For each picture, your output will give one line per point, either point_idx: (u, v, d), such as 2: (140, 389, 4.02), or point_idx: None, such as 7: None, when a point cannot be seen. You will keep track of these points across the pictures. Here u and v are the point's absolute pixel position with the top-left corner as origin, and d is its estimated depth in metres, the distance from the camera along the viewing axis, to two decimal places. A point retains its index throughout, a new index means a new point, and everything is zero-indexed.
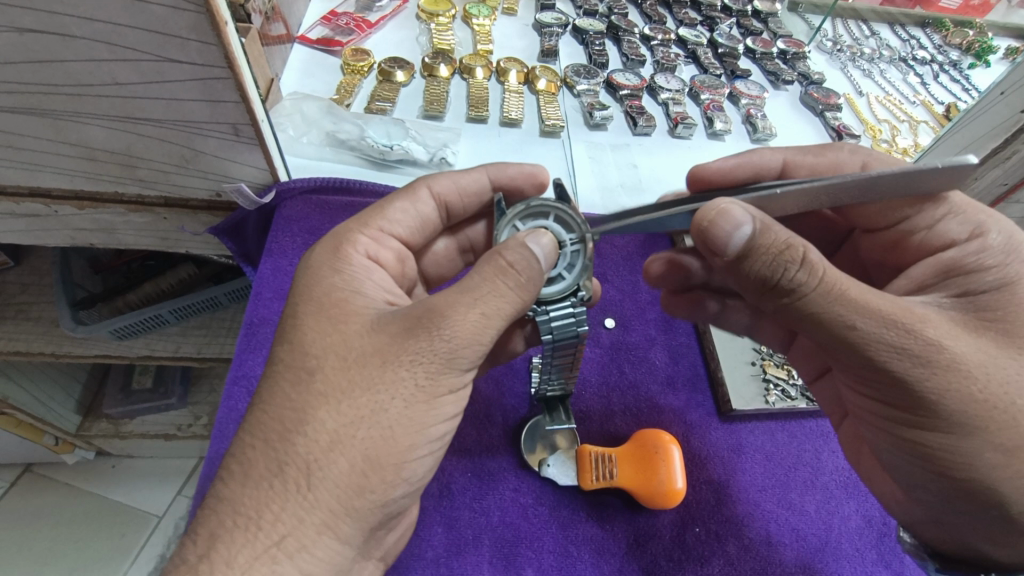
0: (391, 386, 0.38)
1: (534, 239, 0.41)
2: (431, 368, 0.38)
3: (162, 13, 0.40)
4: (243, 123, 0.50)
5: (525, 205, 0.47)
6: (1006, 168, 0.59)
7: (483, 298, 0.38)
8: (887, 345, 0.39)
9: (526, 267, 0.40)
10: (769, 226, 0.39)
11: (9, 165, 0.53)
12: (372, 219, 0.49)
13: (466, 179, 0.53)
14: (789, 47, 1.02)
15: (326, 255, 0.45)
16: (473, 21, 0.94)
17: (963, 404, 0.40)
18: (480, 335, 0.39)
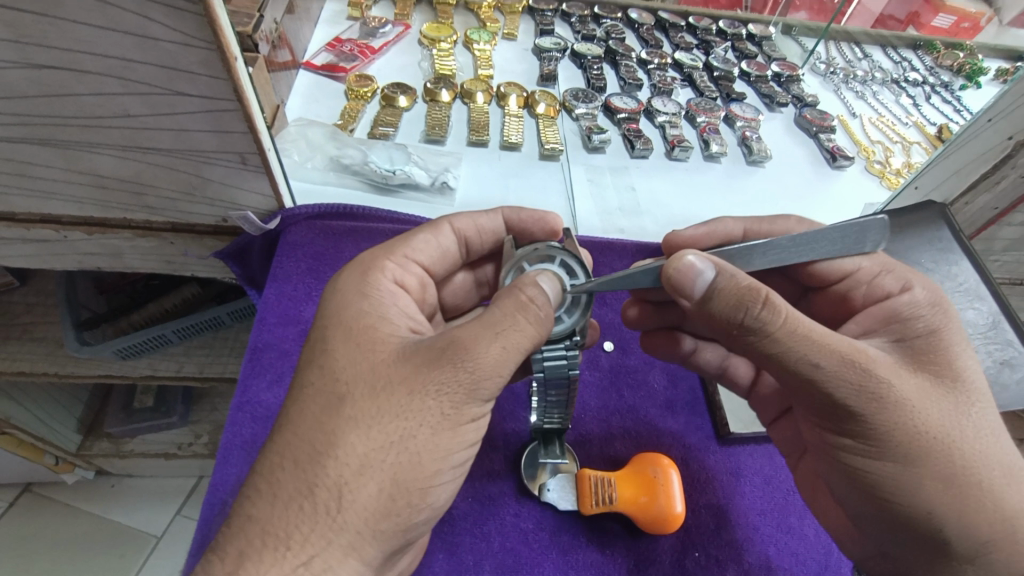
0: (418, 413, 0.38)
1: (545, 278, 0.44)
2: (456, 399, 0.39)
3: (174, 50, 0.42)
4: (250, 152, 0.51)
5: (533, 250, 0.49)
6: (996, 194, 0.61)
7: (506, 332, 0.39)
8: (838, 377, 0.41)
9: (544, 305, 0.42)
10: (735, 277, 0.41)
11: (21, 193, 0.54)
12: (398, 249, 0.50)
13: (484, 218, 0.55)
14: (783, 70, 1.04)
15: (354, 279, 0.46)
16: (474, 47, 0.96)
17: (911, 437, 0.41)
18: (501, 368, 0.39)
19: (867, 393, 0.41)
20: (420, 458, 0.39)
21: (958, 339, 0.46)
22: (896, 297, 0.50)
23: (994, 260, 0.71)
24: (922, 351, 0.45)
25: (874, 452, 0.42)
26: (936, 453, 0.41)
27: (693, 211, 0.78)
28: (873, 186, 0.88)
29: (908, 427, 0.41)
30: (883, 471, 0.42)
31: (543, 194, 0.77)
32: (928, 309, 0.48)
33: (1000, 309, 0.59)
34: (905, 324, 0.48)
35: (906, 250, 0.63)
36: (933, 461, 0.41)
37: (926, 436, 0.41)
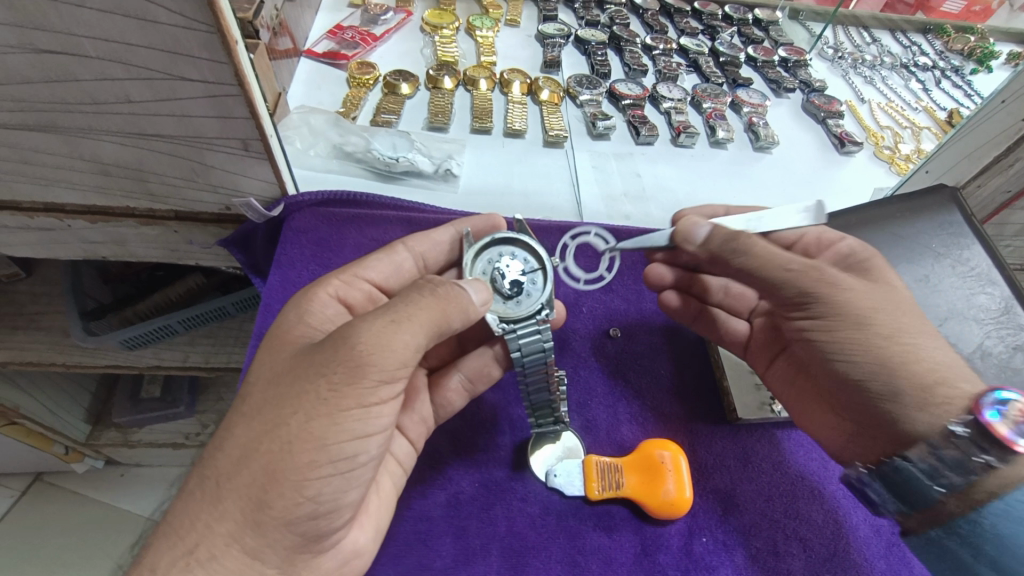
0: (294, 400, 0.38)
1: (471, 286, 0.45)
2: (336, 379, 0.38)
3: (175, 33, 0.41)
4: (253, 138, 0.51)
5: (490, 238, 0.52)
6: (1010, 176, 0.61)
7: (397, 307, 0.40)
8: (804, 276, 0.50)
9: (444, 285, 0.43)
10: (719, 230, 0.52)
11: (24, 180, 0.54)
12: (349, 266, 0.52)
13: (438, 233, 0.55)
14: (790, 55, 1.02)
15: (298, 294, 0.50)
16: (477, 33, 0.95)
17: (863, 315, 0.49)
18: (390, 340, 0.39)
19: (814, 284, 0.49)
20: None
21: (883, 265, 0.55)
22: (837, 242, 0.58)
23: (1004, 245, 0.70)
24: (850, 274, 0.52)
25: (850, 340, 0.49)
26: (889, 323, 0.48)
27: (699, 197, 0.78)
28: (882, 172, 0.87)
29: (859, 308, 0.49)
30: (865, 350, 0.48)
31: (546, 181, 0.76)
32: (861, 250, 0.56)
33: (1009, 291, 0.58)
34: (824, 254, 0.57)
35: (919, 235, 0.61)
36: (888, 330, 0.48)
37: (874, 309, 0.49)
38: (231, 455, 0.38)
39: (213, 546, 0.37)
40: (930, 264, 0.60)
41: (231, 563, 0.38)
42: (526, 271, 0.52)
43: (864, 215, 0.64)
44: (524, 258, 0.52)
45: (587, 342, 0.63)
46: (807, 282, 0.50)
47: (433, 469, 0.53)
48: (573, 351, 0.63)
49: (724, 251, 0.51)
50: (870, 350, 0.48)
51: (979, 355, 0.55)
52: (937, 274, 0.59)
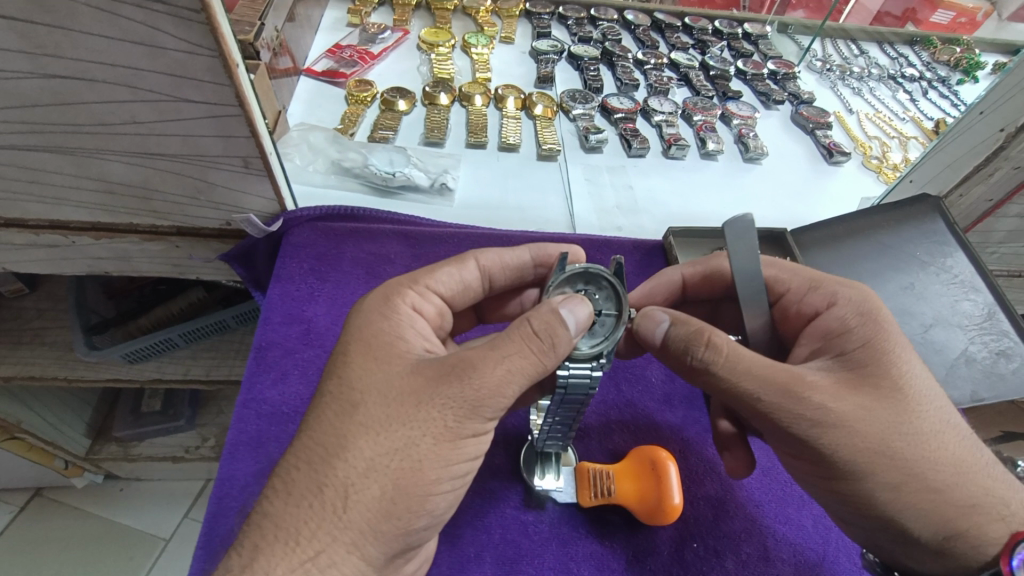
0: (424, 423, 0.38)
1: (571, 309, 0.41)
2: (458, 413, 0.39)
3: (180, 58, 0.43)
4: (254, 156, 0.53)
5: (583, 268, 0.45)
6: (990, 185, 0.62)
7: (509, 357, 0.39)
8: (799, 417, 0.41)
9: (548, 332, 0.40)
10: (686, 319, 0.44)
11: (32, 199, 0.56)
12: (421, 277, 0.49)
13: (511, 255, 0.53)
14: (779, 68, 1.04)
15: (377, 302, 0.46)
16: (472, 50, 0.98)
17: (882, 451, 0.41)
18: (505, 389, 0.39)
19: (824, 421, 0.41)
20: (437, 462, 0.38)
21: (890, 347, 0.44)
22: (825, 314, 0.48)
23: (990, 252, 0.71)
24: (860, 363, 0.44)
25: (883, 473, 0.41)
26: (913, 457, 0.41)
27: (691, 208, 0.79)
28: (870, 181, 0.88)
29: (877, 444, 0.41)
30: (871, 498, 0.42)
31: (540, 195, 0.77)
32: (856, 321, 0.46)
33: (994, 299, 0.59)
34: (820, 290, 0.49)
35: (905, 243, 0.63)
36: (915, 466, 0.41)
37: (898, 437, 0.41)
38: (356, 467, 0.37)
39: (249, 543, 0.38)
40: (916, 273, 0.62)
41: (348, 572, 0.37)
42: (600, 310, 0.45)
43: (850, 224, 0.66)
44: (607, 299, 0.45)
45: None
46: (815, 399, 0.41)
47: None
48: None
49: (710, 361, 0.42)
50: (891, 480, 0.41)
51: (964, 361, 0.57)
52: (923, 282, 0.61)
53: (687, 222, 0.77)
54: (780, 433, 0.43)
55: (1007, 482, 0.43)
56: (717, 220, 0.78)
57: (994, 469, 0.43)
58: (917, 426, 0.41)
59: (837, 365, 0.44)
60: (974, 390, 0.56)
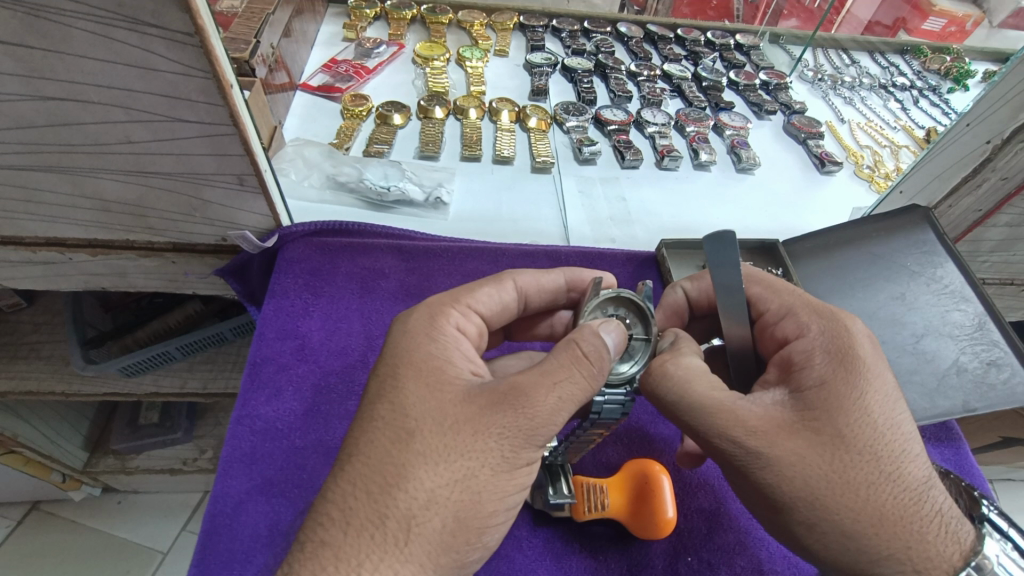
0: (481, 454, 0.38)
1: (606, 329, 0.44)
2: (514, 442, 0.39)
3: (173, 79, 0.44)
4: (248, 173, 0.53)
5: (613, 292, 0.48)
6: (978, 196, 0.62)
7: (560, 382, 0.40)
8: (729, 455, 0.41)
9: (598, 357, 0.41)
10: (679, 340, 0.47)
11: (28, 217, 0.56)
12: (461, 296, 0.48)
13: (549, 277, 0.53)
14: (771, 78, 1.06)
15: (422, 322, 0.45)
16: (467, 64, 0.99)
17: (807, 497, 0.39)
18: (558, 415, 0.39)
19: (750, 463, 0.40)
20: (494, 493, 0.39)
21: (847, 385, 0.42)
22: (793, 344, 0.46)
23: (981, 261, 0.71)
24: (810, 403, 0.41)
25: (807, 518, 0.39)
26: (842, 504, 0.39)
27: (684, 219, 0.80)
28: (862, 190, 0.89)
29: (803, 489, 0.39)
30: (796, 538, 0.41)
31: (534, 206, 0.78)
32: (817, 356, 0.44)
33: (983, 308, 0.60)
34: (796, 318, 0.47)
35: (895, 254, 0.64)
36: (842, 514, 0.39)
37: (828, 486, 0.39)
38: (359, 494, 0.38)
39: None
40: (906, 283, 0.62)
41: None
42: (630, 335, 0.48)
43: (837, 235, 0.67)
44: (636, 324, 0.48)
45: None
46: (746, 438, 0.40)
47: None
48: None
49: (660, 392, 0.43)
50: (815, 526, 0.39)
51: (954, 372, 0.57)
52: (913, 292, 0.62)
53: (681, 233, 0.77)
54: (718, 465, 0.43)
55: (959, 536, 0.39)
56: (710, 230, 0.79)
57: (943, 523, 0.39)
58: (852, 474, 0.39)
59: (787, 401, 0.42)
60: (965, 400, 0.56)
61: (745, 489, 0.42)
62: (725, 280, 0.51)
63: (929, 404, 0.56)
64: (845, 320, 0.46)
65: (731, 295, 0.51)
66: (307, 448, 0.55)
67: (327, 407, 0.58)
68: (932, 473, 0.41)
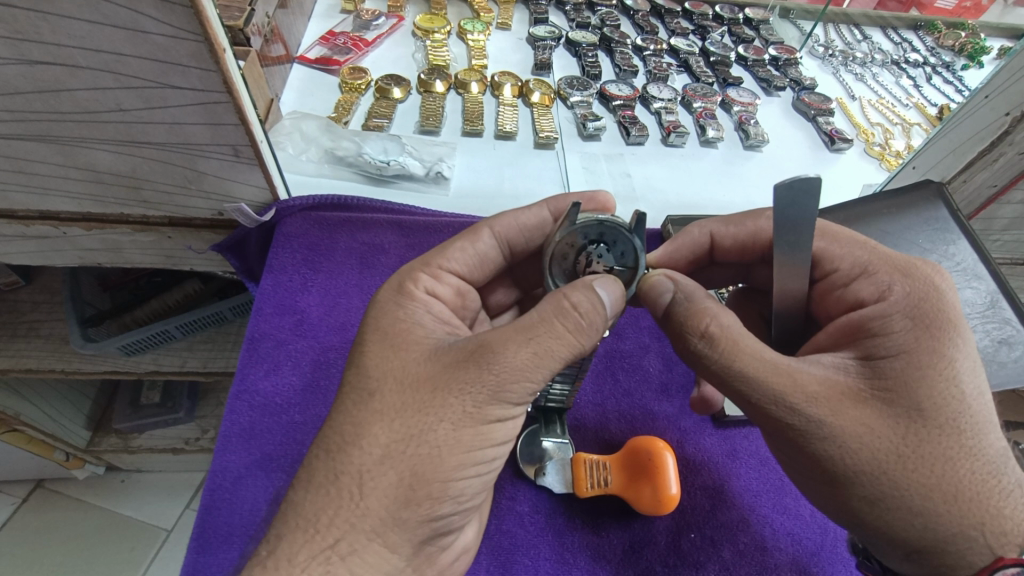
0: (440, 410, 0.37)
1: (602, 285, 0.40)
2: (479, 399, 0.37)
3: (164, 42, 0.42)
4: (243, 144, 0.52)
5: (595, 219, 0.43)
6: (995, 171, 0.60)
7: (537, 337, 0.38)
8: (786, 423, 0.39)
9: (589, 312, 0.39)
10: (693, 296, 0.43)
11: (20, 190, 0.55)
12: (432, 259, 0.48)
13: (525, 216, 0.51)
14: (781, 53, 1.03)
15: (392, 292, 0.45)
16: (468, 37, 0.96)
17: (871, 469, 0.38)
18: (530, 374, 0.38)
19: (809, 431, 0.39)
20: (457, 445, 0.37)
21: (932, 353, 0.40)
22: (868, 308, 0.44)
23: (993, 240, 0.70)
24: (884, 371, 0.40)
25: (865, 488, 0.39)
26: (906, 477, 0.38)
27: (690, 196, 0.78)
28: (872, 168, 0.87)
29: (870, 461, 0.38)
30: (852, 508, 0.40)
31: (537, 182, 0.76)
32: (897, 327, 0.42)
33: (997, 286, 0.59)
34: (873, 278, 0.46)
35: (905, 230, 0.62)
36: (905, 487, 0.38)
37: (896, 459, 0.38)
38: (357, 468, 0.37)
39: None
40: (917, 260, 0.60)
41: (370, 557, 0.37)
42: (615, 265, 0.45)
43: (852, 211, 0.65)
44: (623, 255, 0.44)
45: None
46: (811, 409, 0.39)
47: None
48: None
49: (711, 357, 0.40)
50: (871, 495, 0.39)
51: None
52: None
53: (686, 210, 0.76)
54: (768, 432, 0.42)
55: None
56: (717, 208, 0.77)
57: (1015, 500, 0.39)
58: (925, 448, 0.38)
59: (855, 368, 0.41)
60: None
61: (795, 458, 0.41)
62: (792, 234, 0.43)
63: None
64: (932, 284, 0.44)
65: (795, 248, 0.44)
66: (306, 423, 0.55)
67: (326, 382, 0.57)
68: (1004, 447, 0.40)
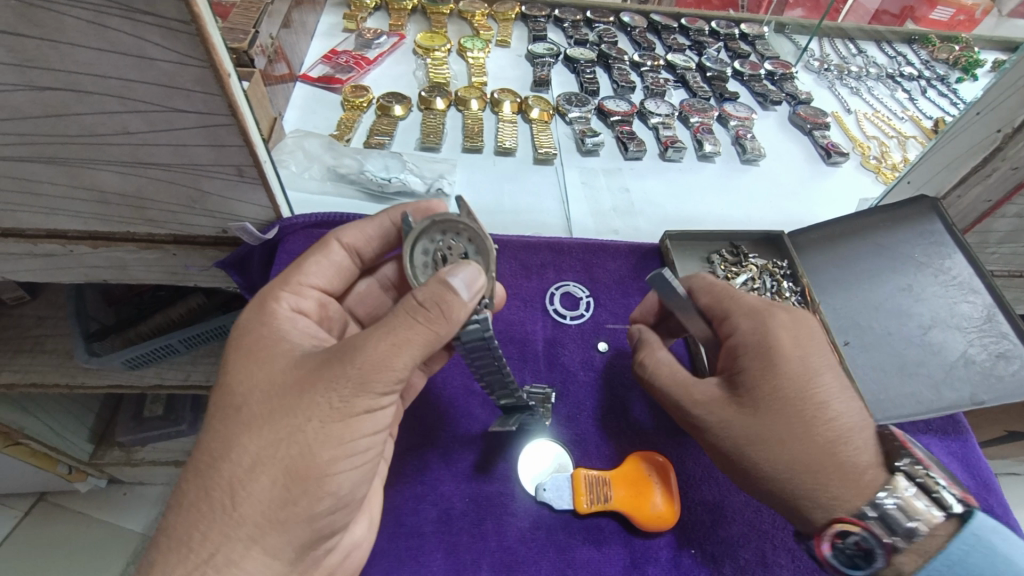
0: (307, 409, 0.39)
1: (455, 275, 0.42)
2: (344, 392, 0.39)
3: (170, 69, 0.43)
4: (247, 165, 0.53)
5: (431, 220, 0.47)
6: (988, 186, 0.61)
7: (394, 330, 0.39)
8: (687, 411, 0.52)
9: (436, 303, 0.40)
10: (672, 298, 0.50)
11: (27, 209, 0.56)
12: (292, 276, 0.50)
13: (371, 226, 0.53)
14: (776, 68, 1.04)
15: (254, 311, 0.47)
16: (468, 54, 0.98)
17: (759, 451, 0.48)
18: (391, 365, 0.39)
19: (707, 419, 0.50)
20: None
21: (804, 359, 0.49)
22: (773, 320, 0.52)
23: (989, 253, 0.70)
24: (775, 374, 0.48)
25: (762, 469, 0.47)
26: (789, 458, 0.47)
27: (688, 211, 0.79)
28: (868, 181, 0.88)
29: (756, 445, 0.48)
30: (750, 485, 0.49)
31: (536, 198, 0.77)
32: (786, 337, 0.51)
33: (992, 299, 0.59)
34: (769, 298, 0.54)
35: (901, 245, 0.65)
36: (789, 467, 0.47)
37: (777, 443, 0.47)
38: None
39: (236, 550, 0.38)
40: (913, 274, 0.63)
41: None
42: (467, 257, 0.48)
43: (848, 224, 0.68)
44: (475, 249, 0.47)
45: (575, 355, 0.64)
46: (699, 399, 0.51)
47: (426, 485, 0.54)
48: (562, 365, 0.63)
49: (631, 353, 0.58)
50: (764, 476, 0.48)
51: (962, 364, 0.58)
52: (921, 283, 0.63)
53: (685, 225, 0.77)
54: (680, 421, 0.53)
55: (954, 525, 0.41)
56: (714, 222, 0.78)
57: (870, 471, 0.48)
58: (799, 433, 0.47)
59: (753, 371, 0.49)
60: (973, 392, 0.56)
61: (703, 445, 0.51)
62: None
63: (937, 395, 0.57)
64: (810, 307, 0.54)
65: None
66: None
67: None
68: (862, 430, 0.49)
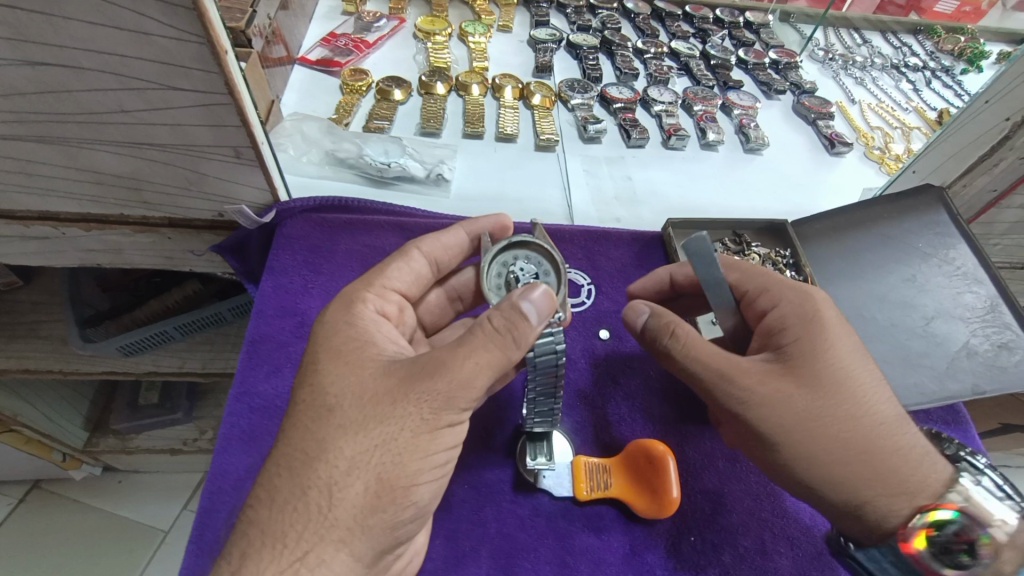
0: (399, 420, 0.39)
1: (528, 295, 0.42)
2: (434, 404, 0.39)
3: (166, 45, 0.42)
4: (245, 146, 0.52)
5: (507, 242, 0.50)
6: (995, 175, 0.61)
7: (474, 348, 0.40)
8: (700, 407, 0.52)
9: (515, 322, 0.41)
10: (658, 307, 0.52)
11: (20, 190, 0.54)
12: (375, 278, 0.49)
13: (451, 234, 0.53)
14: (781, 57, 1.03)
15: (339, 311, 0.46)
16: (469, 39, 0.96)
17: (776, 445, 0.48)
18: (474, 381, 0.40)
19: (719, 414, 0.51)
20: None
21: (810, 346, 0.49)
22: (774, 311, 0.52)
23: (992, 244, 0.70)
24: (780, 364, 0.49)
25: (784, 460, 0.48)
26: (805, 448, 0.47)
27: (690, 200, 0.78)
28: (872, 172, 0.87)
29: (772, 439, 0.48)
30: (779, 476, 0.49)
31: (538, 185, 0.77)
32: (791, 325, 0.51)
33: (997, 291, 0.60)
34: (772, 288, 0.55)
35: (905, 236, 0.64)
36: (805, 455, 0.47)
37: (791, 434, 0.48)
38: None
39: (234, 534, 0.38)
40: (917, 265, 0.63)
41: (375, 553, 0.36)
42: (539, 273, 0.49)
43: (851, 215, 0.67)
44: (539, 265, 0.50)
45: (577, 344, 0.64)
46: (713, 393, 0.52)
47: None
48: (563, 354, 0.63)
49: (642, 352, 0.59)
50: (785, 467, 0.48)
51: (965, 354, 0.58)
52: (925, 273, 0.63)
53: (688, 214, 0.76)
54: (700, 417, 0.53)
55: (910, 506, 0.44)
56: (717, 212, 0.77)
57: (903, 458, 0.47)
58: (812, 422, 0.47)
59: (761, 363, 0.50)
60: (975, 382, 0.56)
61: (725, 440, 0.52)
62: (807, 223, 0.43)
63: (941, 387, 0.56)
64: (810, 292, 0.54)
65: None
66: None
67: None
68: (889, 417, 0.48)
